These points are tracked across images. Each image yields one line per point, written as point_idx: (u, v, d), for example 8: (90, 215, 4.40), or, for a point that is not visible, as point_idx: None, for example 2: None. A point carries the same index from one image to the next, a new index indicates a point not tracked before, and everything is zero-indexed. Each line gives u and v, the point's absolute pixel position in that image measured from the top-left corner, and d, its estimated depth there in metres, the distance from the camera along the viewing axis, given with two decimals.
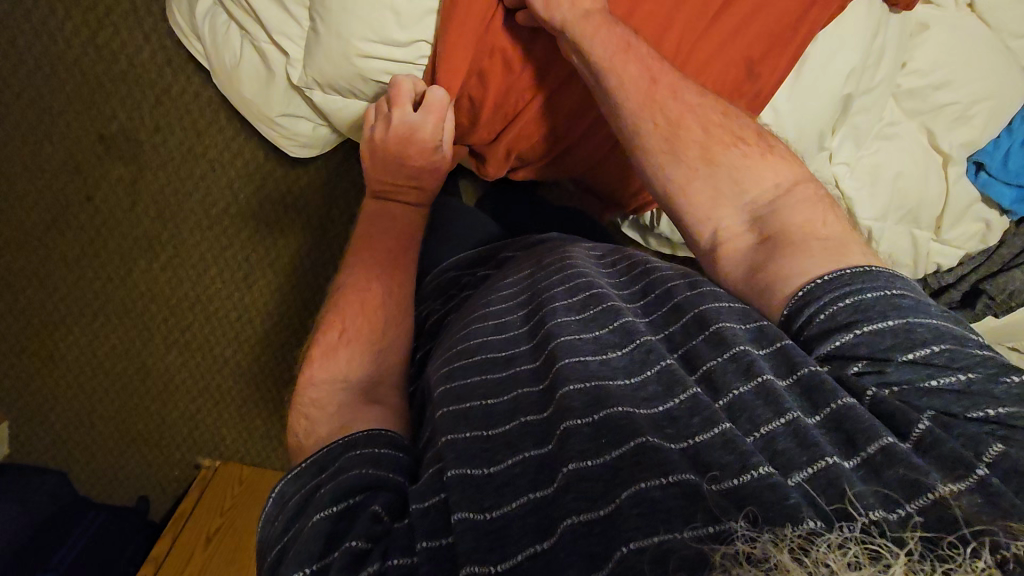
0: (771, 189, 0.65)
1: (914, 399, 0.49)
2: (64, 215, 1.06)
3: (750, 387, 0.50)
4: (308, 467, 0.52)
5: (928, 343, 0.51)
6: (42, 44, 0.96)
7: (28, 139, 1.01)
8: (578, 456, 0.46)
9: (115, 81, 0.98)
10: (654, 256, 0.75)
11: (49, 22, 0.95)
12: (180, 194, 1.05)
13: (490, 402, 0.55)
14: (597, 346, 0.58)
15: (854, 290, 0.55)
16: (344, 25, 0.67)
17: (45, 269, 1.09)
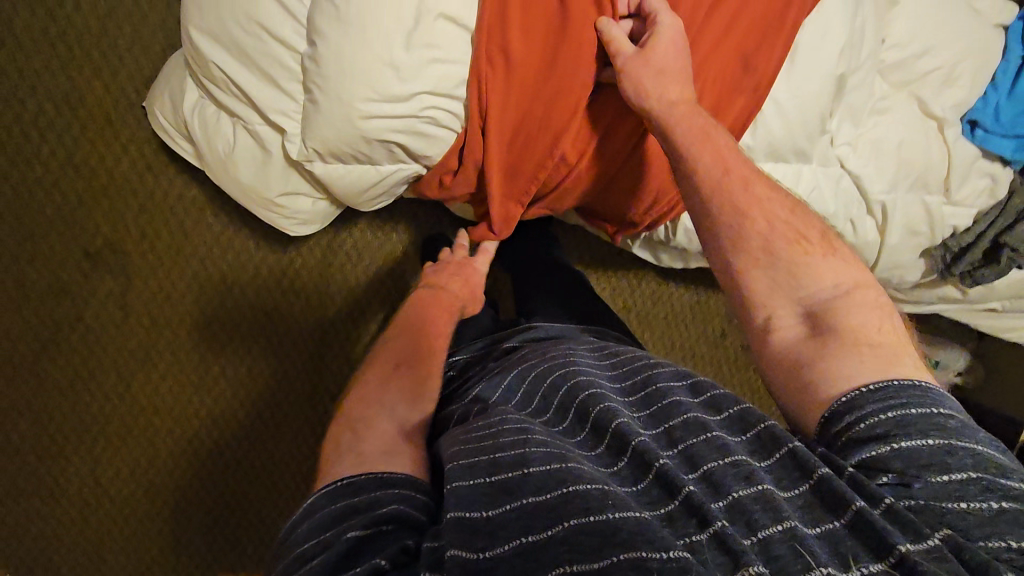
0: (830, 288, 0.61)
1: (927, 517, 0.45)
2: (54, 339, 1.01)
3: (751, 492, 0.47)
4: (343, 488, 0.51)
5: (965, 467, 0.47)
6: (16, 173, 0.94)
7: (11, 268, 0.97)
8: (579, 512, 0.45)
9: (96, 196, 0.97)
10: (644, 353, 0.72)
11: (24, 148, 0.93)
12: (173, 298, 1.03)
13: (495, 454, 0.52)
14: (603, 457, 0.54)
15: (899, 403, 0.51)
16: (345, 88, 0.67)
17: (38, 399, 1.03)
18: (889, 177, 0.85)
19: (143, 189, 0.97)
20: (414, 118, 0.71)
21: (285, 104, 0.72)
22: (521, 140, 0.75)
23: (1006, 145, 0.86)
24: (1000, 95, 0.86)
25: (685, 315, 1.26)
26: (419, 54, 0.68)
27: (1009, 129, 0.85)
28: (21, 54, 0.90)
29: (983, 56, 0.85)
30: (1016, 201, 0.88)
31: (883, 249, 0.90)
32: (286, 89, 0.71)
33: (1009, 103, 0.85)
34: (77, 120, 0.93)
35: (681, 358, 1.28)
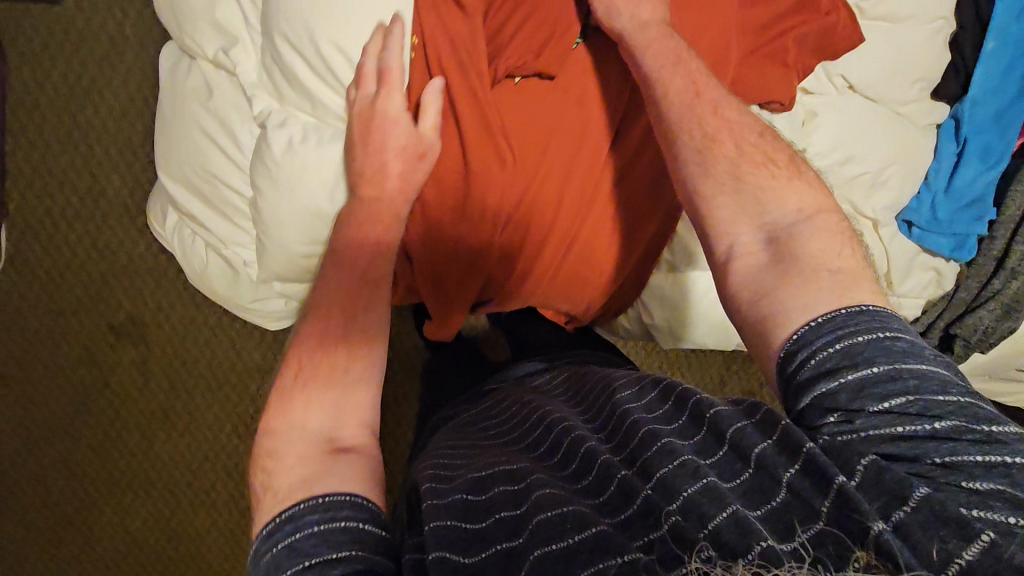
0: (792, 214, 0.60)
1: (859, 447, 0.46)
2: (84, 404, 1.12)
3: (699, 485, 0.47)
4: (283, 525, 0.46)
5: (901, 391, 0.47)
6: (48, 258, 1.05)
7: (47, 343, 1.08)
8: (541, 543, 0.47)
9: (117, 275, 1.07)
10: (611, 372, 0.73)
11: (55, 237, 1.04)
12: (187, 363, 1.12)
13: (471, 496, 0.54)
14: (571, 475, 0.56)
15: (845, 334, 0.50)
16: (283, 235, 0.72)
17: (72, 457, 1.13)
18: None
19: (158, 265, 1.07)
20: None
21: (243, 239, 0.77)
22: (466, 214, 0.71)
23: (941, 243, 0.85)
24: (936, 191, 0.84)
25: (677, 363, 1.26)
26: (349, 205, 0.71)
27: (943, 227, 0.84)
28: (47, 155, 1.01)
29: (912, 159, 0.82)
30: (963, 293, 0.90)
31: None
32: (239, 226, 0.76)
33: (944, 199, 0.83)
34: (98, 210, 1.03)
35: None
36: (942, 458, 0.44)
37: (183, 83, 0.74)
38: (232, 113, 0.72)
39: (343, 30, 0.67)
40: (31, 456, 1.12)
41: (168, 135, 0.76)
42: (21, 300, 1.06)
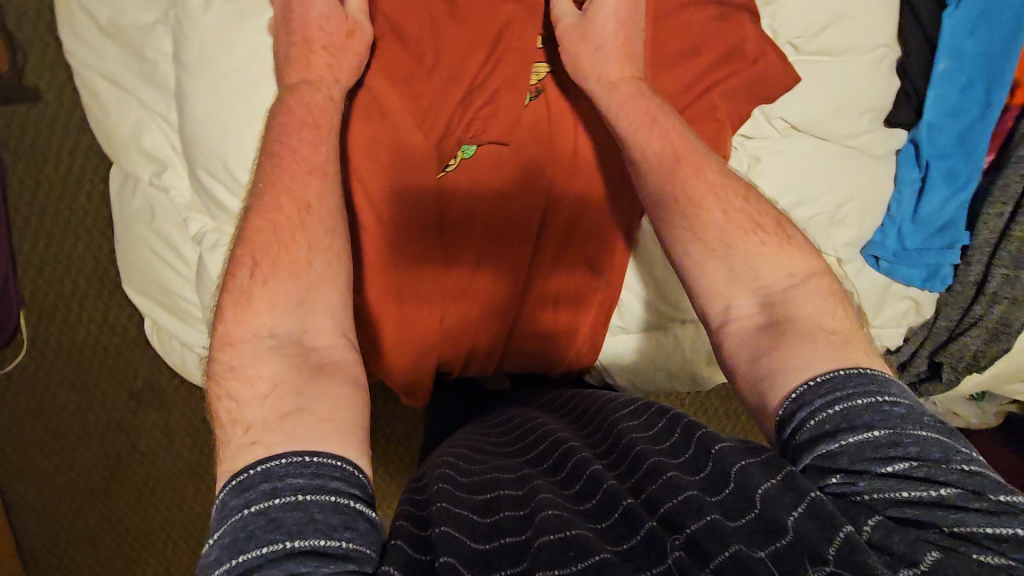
0: (784, 278, 0.58)
1: (859, 511, 0.43)
2: (119, 467, 1.17)
3: (702, 524, 0.44)
4: (258, 483, 0.42)
5: (911, 455, 0.44)
6: (65, 339, 1.11)
7: (77, 415, 1.14)
8: (546, 564, 0.42)
9: (131, 346, 1.12)
10: (610, 397, 0.69)
11: (69, 317, 1.10)
12: (205, 420, 1.16)
13: (473, 516, 0.48)
14: (575, 497, 0.52)
15: (844, 396, 0.47)
16: None
17: (114, 515, 1.19)
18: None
19: None
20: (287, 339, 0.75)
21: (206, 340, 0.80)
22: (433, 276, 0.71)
23: (913, 273, 0.83)
24: (901, 221, 0.81)
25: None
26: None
27: (912, 259, 0.82)
28: (52, 244, 1.06)
29: (871, 190, 0.80)
30: (941, 321, 0.89)
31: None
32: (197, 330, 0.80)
33: (911, 228, 0.81)
34: (106, 287, 1.09)
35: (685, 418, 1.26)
36: (953, 528, 0.41)
37: (129, 207, 0.79)
38: (176, 233, 0.77)
39: (255, 151, 0.69)
40: (72, 519, 1.18)
41: (127, 255, 0.81)
42: (47, 378, 1.12)
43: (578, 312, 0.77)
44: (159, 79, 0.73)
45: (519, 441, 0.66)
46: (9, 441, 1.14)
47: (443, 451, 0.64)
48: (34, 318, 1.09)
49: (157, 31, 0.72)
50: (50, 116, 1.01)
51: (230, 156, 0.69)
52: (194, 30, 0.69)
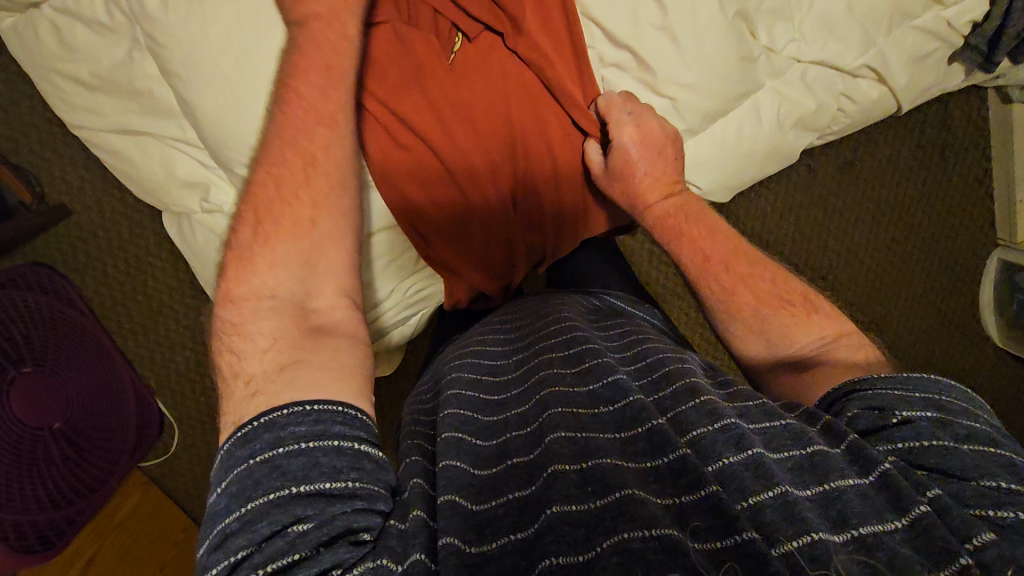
0: (816, 344, 0.68)
1: (917, 459, 0.50)
2: None
3: (740, 458, 0.49)
4: (260, 433, 0.48)
5: (959, 433, 0.51)
6: (203, 404, 1.20)
7: None
8: (561, 499, 0.48)
9: None
10: (644, 333, 0.74)
11: (195, 382, 1.18)
12: None
13: (477, 441, 0.57)
14: (591, 399, 0.59)
15: (903, 386, 0.56)
16: None
17: None
18: (857, 45, 0.89)
19: None
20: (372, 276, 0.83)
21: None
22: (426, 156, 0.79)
23: None
24: None
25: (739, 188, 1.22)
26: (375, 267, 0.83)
27: None
28: (140, 329, 1.13)
29: None
30: None
31: (897, 92, 0.97)
32: None
33: None
34: (212, 348, 1.16)
35: (756, 222, 1.24)
36: (996, 486, 0.47)
37: (196, 242, 0.84)
38: None
39: None
40: None
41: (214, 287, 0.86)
42: (207, 444, 1.23)
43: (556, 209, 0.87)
44: (161, 104, 0.80)
45: (533, 338, 0.75)
46: (207, 506, 1.26)
47: (467, 355, 0.74)
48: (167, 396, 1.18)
49: (135, 58, 0.78)
50: (87, 223, 1.06)
51: (257, 137, 0.75)
52: (164, 35, 0.73)
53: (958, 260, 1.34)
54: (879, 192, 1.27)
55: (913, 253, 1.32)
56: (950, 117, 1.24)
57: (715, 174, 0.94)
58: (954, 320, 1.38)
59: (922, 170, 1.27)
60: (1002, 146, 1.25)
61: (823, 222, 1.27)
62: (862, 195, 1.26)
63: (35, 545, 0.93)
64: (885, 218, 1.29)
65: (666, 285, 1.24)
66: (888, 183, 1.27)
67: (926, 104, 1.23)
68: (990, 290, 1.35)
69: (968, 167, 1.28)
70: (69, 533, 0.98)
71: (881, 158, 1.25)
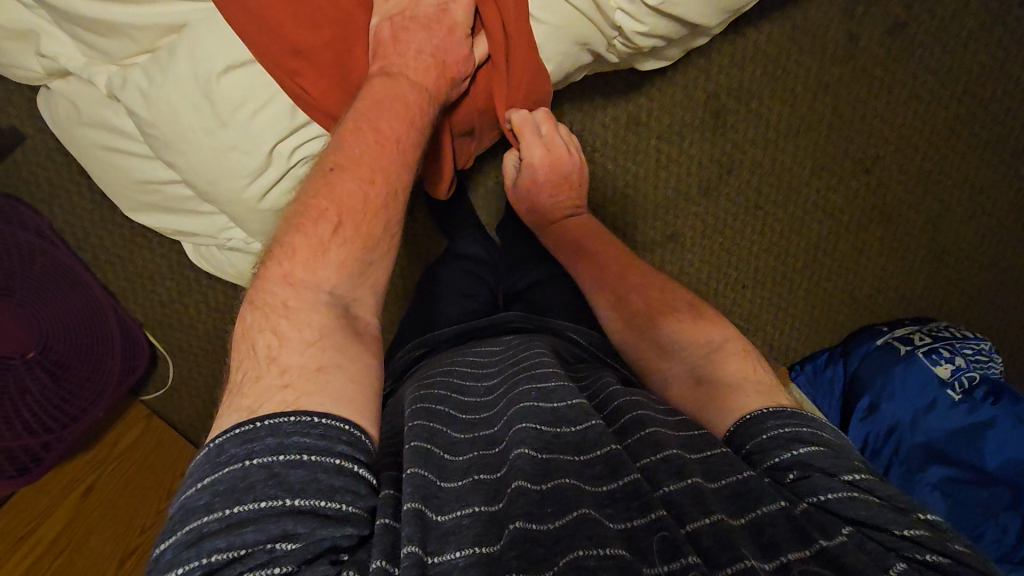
0: (702, 346, 0.65)
1: (846, 510, 0.42)
2: None
3: (680, 487, 0.43)
4: (263, 436, 0.41)
5: (851, 469, 0.46)
6: (161, 324, 1.14)
7: None
8: (523, 514, 0.40)
9: (227, 302, 1.14)
10: (599, 375, 0.63)
11: (146, 298, 1.12)
12: None
13: (445, 456, 0.47)
14: (555, 417, 0.50)
15: (791, 421, 0.51)
16: (220, 190, 0.72)
17: None
18: None
19: None
20: (233, 135, 0.67)
21: (221, 223, 0.81)
22: None
23: None
24: None
25: (761, 65, 1.03)
26: (233, 114, 0.67)
27: None
28: (104, 250, 1.09)
29: None
30: None
31: None
32: (203, 210, 0.80)
33: None
34: (186, 272, 1.12)
35: (785, 105, 1.06)
36: (905, 532, 0.41)
37: (56, 117, 0.77)
38: (101, 108, 0.74)
39: None
40: None
41: (92, 169, 0.79)
42: (197, 376, 1.19)
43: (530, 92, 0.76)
44: None
45: (499, 356, 0.65)
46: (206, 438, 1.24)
47: (430, 373, 0.63)
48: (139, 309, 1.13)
49: None
50: (43, 147, 1.02)
51: None
52: None
53: None
54: (936, 60, 1.05)
55: (978, 134, 1.10)
56: None
57: None
58: None
59: (993, 29, 1.04)
60: None
61: (865, 99, 1.07)
62: (915, 65, 1.05)
63: (12, 470, 0.96)
64: (944, 91, 1.07)
65: (679, 187, 1.09)
66: (949, 48, 1.04)
67: None
68: None
69: None
70: (48, 459, 0.99)
71: (938, 15, 1.02)
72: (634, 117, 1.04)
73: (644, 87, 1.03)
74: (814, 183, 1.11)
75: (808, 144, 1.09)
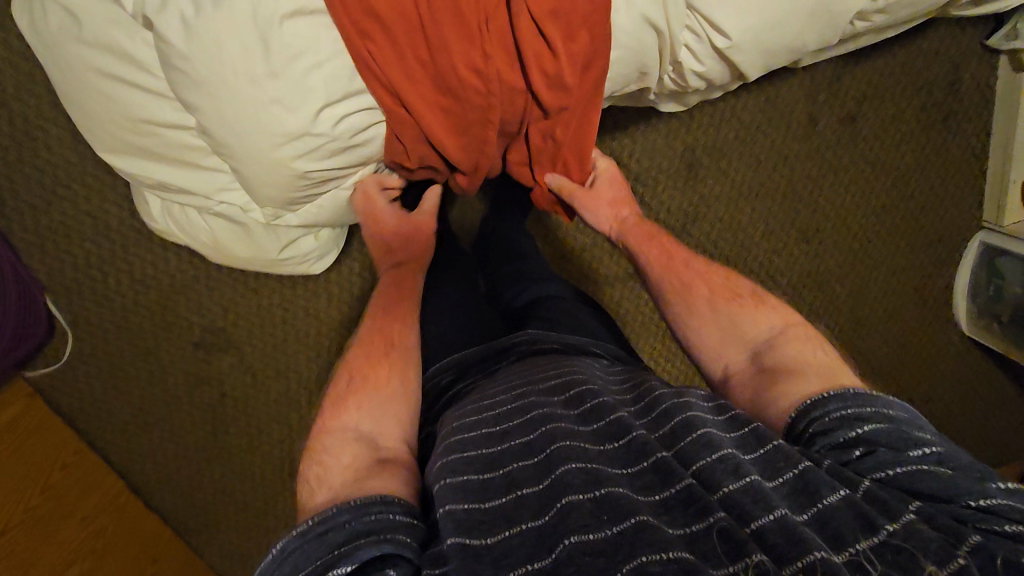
0: (765, 333, 0.69)
1: (909, 486, 0.48)
2: (218, 419, 1.14)
3: (741, 486, 0.46)
4: (324, 509, 0.48)
5: (921, 444, 0.50)
6: (77, 292, 1.01)
7: (154, 382, 1.09)
8: (579, 528, 0.44)
9: (159, 278, 1.03)
10: (659, 380, 0.62)
11: (60, 260, 0.98)
12: (268, 335, 1.10)
13: (485, 477, 0.51)
14: (595, 437, 0.54)
15: (855, 400, 0.54)
16: (242, 147, 0.63)
17: (231, 467, 1.16)
18: None
19: (201, 274, 1.04)
20: (281, 94, 0.60)
21: (223, 182, 0.72)
22: None
23: None
24: None
25: (736, 130, 1.11)
26: (287, 64, 0.59)
27: None
28: (19, 198, 0.94)
29: None
30: None
31: None
32: (209, 165, 0.70)
33: None
34: (115, 238, 0.99)
35: (750, 170, 1.15)
36: (976, 502, 0.45)
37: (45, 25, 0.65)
38: (116, 27, 0.63)
39: None
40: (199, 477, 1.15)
41: (69, 91, 0.68)
42: (108, 356, 1.06)
43: (582, 130, 0.75)
44: None
45: (533, 371, 0.67)
46: (102, 427, 1.10)
47: (467, 399, 0.66)
48: (45, 273, 0.99)
49: None
50: None
51: None
52: None
53: (941, 239, 1.29)
54: (876, 154, 1.19)
55: (898, 225, 1.26)
56: (960, 82, 1.17)
57: (749, 19, 0.67)
58: (928, 301, 1.33)
59: (921, 137, 1.20)
60: (1005, 116, 1.18)
61: (816, 179, 1.18)
62: (859, 156, 1.18)
63: None
64: (878, 185, 1.21)
65: None
66: (886, 147, 1.19)
67: (937, 61, 1.15)
68: (969, 270, 1.31)
69: (966, 139, 1.22)
70: None
71: (883, 115, 1.16)
72: (617, 156, 1.08)
73: (632, 128, 1.07)
74: (764, 246, 1.20)
75: (764, 208, 1.18)
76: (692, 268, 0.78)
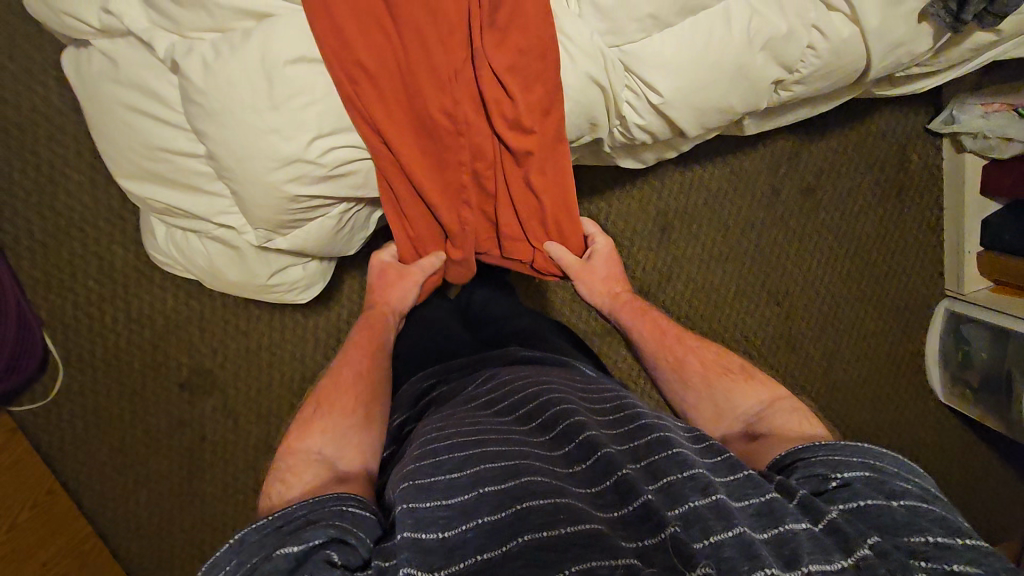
0: (758, 405, 0.72)
1: (873, 522, 0.48)
2: (195, 464, 1.13)
3: (705, 501, 0.47)
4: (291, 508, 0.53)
5: (900, 492, 0.49)
6: (73, 328, 1.05)
7: (135, 422, 1.10)
8: (534, 528, 0.47)
9: (153, 317, 1.07)
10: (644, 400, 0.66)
11: (62, 297, 1.04)
12: (254, 378, 1.13)
13: (453, 476, 0.52)
14: (565, 461, 0.56)
15: (843, 445, 0.55)
16: (241, 170, 0.69)
17: (202, 516, 1.15)
18: None
19: (195, 315, 1.08)
20: (280, 123, 0.66)
21: (221, 207, 0.77)
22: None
23: None
24: None
25: (703, 197, 1.21)
26: (286, 100, 0.66)
27: None
28: (32, 236, 1.01)
29: None
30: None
31: (868, 34, 0.76)
32: (212, 190, 0.76)
33: None
34: (117, 277, 1.04)
35: (719, 235, 1.23)
36: (935, 546, 0.45)
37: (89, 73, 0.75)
38: (146, 72, 0.71)
39: None
40: (170, 525, 1.14)
41: (97, 124, 0.76)
42: (93, 393, 1.08)
43: (557, 177, 0.80)
44: None
45: (516, 385, 0.70)
46: (77, 467, 1.10)
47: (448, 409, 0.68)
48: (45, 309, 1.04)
49: None
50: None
51: None
52: None
53: (906, 307, 1.35)
54: (836, 224, 1.28)
55: (864, 291, 1.32)
56: (908, 161, 1.28)
57: (679, 80, 0.75)
58: (900, 366, 1.36)
59: (878, 209, 1.29)
60: (955, 194, 1.28)
61: (781, 245, 1.26)
62: (821, 225, 1.27)
63: None
64: (840, 252, 1.29)
65: None
66: (845, 218, 1.28)
67: (885, 142, 1.26)
68: (936, 338, 1.35)
69: (919, 214, 1.31)
70: None
71: (840, 188, 1.26)
72: (593, 216, 1.16)
73: (608, 192, 1.16)
74: (735, 307, 1.26)
75: (734, 270, 1.25)
76: (689, 343, 0.82)
